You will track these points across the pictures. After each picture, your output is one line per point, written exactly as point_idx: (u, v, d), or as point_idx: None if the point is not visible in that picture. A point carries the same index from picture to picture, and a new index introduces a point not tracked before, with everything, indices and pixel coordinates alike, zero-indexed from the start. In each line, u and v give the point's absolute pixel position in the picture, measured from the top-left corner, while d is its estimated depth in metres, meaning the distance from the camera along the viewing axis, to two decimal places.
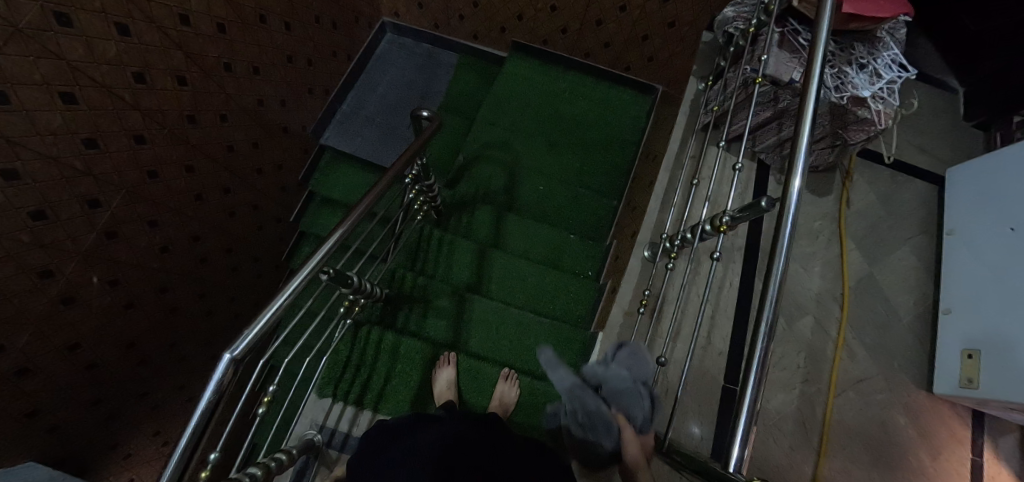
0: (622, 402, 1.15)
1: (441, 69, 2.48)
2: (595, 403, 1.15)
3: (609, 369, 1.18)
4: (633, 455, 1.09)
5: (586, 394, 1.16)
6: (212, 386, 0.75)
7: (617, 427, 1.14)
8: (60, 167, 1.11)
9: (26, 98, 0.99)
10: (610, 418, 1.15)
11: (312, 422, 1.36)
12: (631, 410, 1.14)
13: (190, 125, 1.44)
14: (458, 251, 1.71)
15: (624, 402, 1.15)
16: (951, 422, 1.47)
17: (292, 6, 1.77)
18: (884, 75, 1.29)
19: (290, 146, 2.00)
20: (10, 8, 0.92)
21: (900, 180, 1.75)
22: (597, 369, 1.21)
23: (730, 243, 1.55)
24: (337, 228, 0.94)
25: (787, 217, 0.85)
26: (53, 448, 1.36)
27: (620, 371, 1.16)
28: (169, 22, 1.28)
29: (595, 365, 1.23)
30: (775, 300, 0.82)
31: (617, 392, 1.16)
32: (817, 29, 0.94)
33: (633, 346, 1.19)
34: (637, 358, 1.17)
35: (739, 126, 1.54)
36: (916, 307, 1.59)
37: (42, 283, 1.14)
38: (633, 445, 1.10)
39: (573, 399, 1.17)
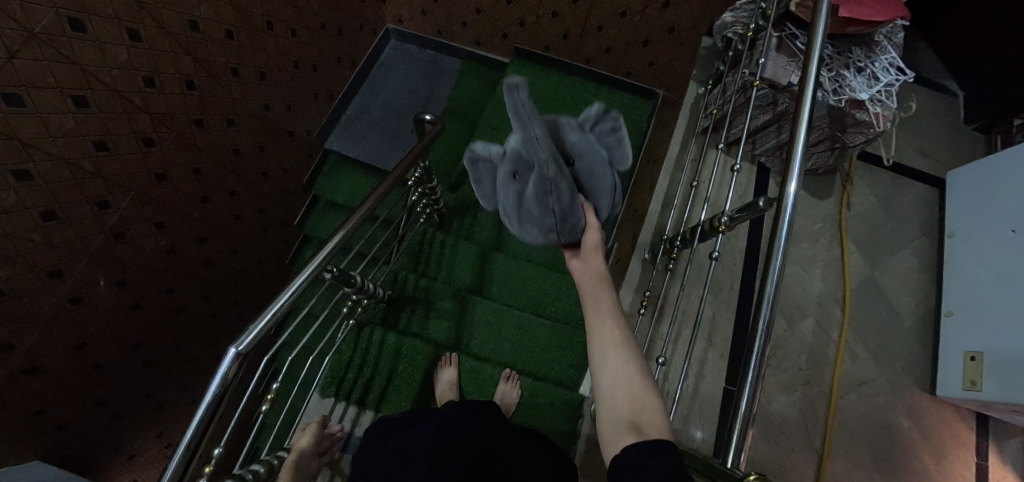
0: (594, 190, 0.79)
1: (444, 75, 2.51)
2: (569, 183, 0.73)
3: (586, 141, 0.80)
4: (593, 243, 0.77)
5: (562, 179, 0.73)
6: (217, 381, 0.76)
7: (585, 219, 0.78)
8: (71, 168, 1.13)
9: (38, 100, 1.02)
10: (581, 204, 0.76)
11: (316, 422, 1.38)
12: (603, 200, 0.80)
13: (197, 128, 1.46)
14: (460, 254, 1.73)
15: (600, 191, 0.79)
16: (955, 425, 1.46)
17: (298, 12, 1.81)
18: (881, 78, 1.31)
19: (295, 150, 2.03)
20: (26, 13, 0.95)
21: (900, 183, 1.75)
22: (570, 130, 0.80)
23: (730, 245, 1.56)
24: (340, 228, 0.96)
25: (784, 215, 0.86)
26: (58, 447, 1.37)
27: (598, 150, 0.80)
28: (178, 28, 1.31)
29: (569, 121, 0.81)
30: (773, 298, 0.83)
31: (593, 171, 0.79)
32: (813, 32, 0.95)
33: (618, 121, 0.83)
34: (621, 142, 0.83)
35: (738, 129, 1.56)
36: (918, 310, 1.59)
37: (51, 283, 1.17)
38: (594, 232, 0.78)
39: (550, 162, 0.71)
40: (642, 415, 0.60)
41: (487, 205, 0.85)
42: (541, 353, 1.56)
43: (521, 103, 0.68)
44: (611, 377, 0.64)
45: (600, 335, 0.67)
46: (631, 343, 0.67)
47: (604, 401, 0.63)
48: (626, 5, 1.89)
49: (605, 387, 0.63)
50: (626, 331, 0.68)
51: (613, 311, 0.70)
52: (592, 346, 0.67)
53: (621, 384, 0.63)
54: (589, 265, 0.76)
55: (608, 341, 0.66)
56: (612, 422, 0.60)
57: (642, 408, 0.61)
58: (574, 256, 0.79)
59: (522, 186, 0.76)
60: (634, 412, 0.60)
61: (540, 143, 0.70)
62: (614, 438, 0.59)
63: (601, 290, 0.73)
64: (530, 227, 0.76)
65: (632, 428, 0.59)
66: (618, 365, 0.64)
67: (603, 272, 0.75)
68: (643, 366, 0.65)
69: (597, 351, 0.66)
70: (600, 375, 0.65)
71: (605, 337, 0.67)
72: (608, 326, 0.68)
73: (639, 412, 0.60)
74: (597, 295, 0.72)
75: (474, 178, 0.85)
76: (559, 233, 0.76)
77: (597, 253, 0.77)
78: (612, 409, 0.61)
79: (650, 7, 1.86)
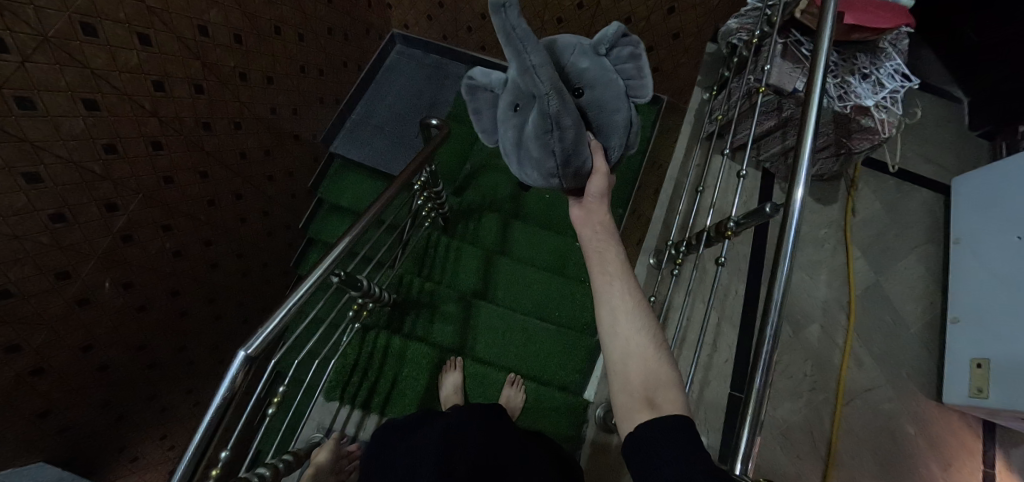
0: (604, 123, 0.79)
1: (449, 80, 2.53)
2: (578, 115, 0.70)
3: (601, 68, 0.79)
4: (598, 191, 0.77)
5: (566, 115, 0.68)
6: (226, 383, 0.76)
7: (591, 157, 0.76)
8: (80, 171, 1.14)
9: (49, 103, 1.03)
10: (587, 141, 0.74)
11: (319, 426, 1.38)
12: (613, 137, 0.79)
13: (205, 132, 1.47)
14: (465, 258, 1.74)
15: (611, 127, 0.79)
16: (961, 432, 1.46)
17: (306, 17, 1.82)
18: (886, 84, 1.31)
19: (301, 153, 2.04)
20: (40, 17, 0.97)
21: (905, 189, 1.75)
22: (584, 56, 0.79)
23: (735, 250, 1.56)
24: (347, 233, 0.96)
25: (791, 222, 0.86)
26: (62, 448, 1.37)
27: (613, 79, 0.79)
28: (188, 32, 1.33)
29: (585, 45, 0.81)
30: (780, 304, 0.83)
31: (605, 102, 0.78)
32: (819, 38, 0.96)
33: (637, 49, 0.82)
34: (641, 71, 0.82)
35: (744, 135, 1.56)
36: (923, 316, 1.59)
37: (58, 284, 1.17)
38: (601, 177, 0.76)
39: (552, 95, 0.67)
40: (656, 389, 0.63)
41: (486, 136, 0.91)
42: (546, 358, 1.56)
43: (506, 36, 0.65)
44: (623, 344, 0.66)
45: (611, 302, 0.69)
46: (641, 310, 0.69)
47: (618, 372, 0.65)
48: (630, 11, 1.90)
49: (619, 356, 0.65)
50: (636, 295, 0.70)
51: (623, 273, 0.71)
52: (603, 312, 0.69)
53: (635, 355, 0.65)
54: (592, 214, 0.78)
55: (621, 307, 0.68)
56: (628, 396, 0.63)
57: (656, 381, 0.63)
58: (579, 203, 0.80)
59: (526, 118, 0.75)
60: (650, 387, 0.63)
61: (541, 71, 0.66)
62: (629, 413, 0.62)
63: (609, 251, 0.74)
64: (532, 167, 0.75)
65: (647, 402, 0.62)
66: (631, 334, 0.66)
67: (607, 223, 0.77)
68: (655, 334, 0.67)
69: (608, 318, 0.68)
70: (611, 342, 0.67)
71: (616, 304, 0.68)
72: (618, 291, 0.70)
73: (655, 386, 0.63)
74: (605, 254, 0.74)
75: (474, 108, 0.91)
76: (562, 173, 0.74)
77: (601, 202, 0.78)
78: (627, 383, 0.64)
79: (655, 13, 1.87)
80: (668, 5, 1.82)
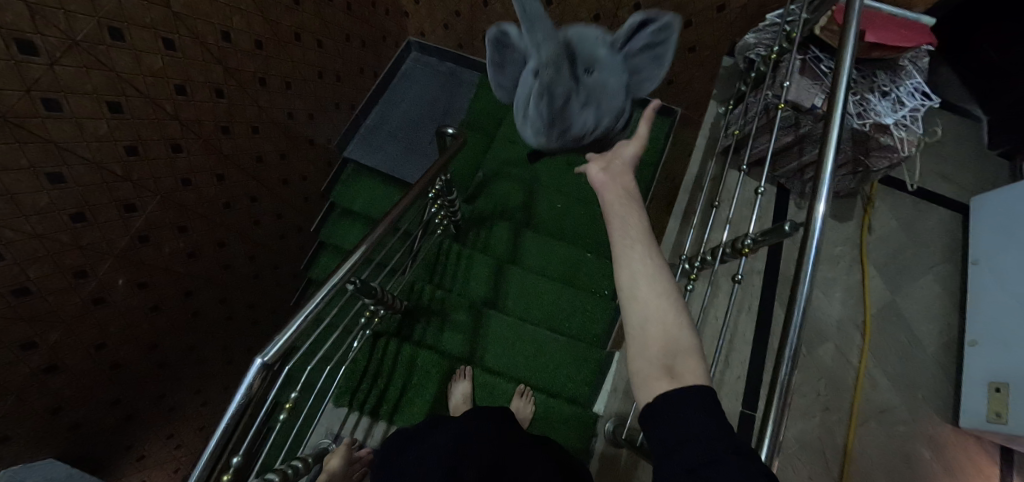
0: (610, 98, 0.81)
1: (464, 88, 2.55)
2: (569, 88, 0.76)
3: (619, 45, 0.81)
4: (627, 159, 0.73)
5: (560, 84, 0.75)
6: (242, 390, 0.77)
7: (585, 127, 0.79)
8: (102, 173, 1.15)
9: (75, 106, 1.05)
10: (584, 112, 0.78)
11: (327, 431, 1.39)
12: (604, 118, 0.79)
13: (224, 135, 1.49)
14: (476, 266, 1.74)
15: (605, 106, 0.79)
16: (978, 457, 1.42)
17: (325, 25, 1.84)
18: (906, 103, 1.30)
19: (315, 157, 2.06)
20: (70, 22, 0.99)
21: (922, 208, 1.73)
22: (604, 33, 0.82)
23: (750, 266, 1.55)
24: (363, 241, 0.96)
25: (811, 242, 0.85)
26: (72, 445, 1.38)
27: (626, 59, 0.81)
28: (211, 37, 1.35)
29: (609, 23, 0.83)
30: (800, 325, 0.81)
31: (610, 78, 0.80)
32: (841, 56, 0.95)
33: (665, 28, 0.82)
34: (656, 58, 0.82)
35: (761, 149, 1.55)
36: (940, 337, 1.56)
37: (76, 283, 1.19)
38: (635, 142, 0.74)
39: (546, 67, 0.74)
40: (676, 356, 0.57)
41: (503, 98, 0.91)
42: (555, 369, 1.56)
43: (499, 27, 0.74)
44: (643, 314, 0.60)
45: (630, 264, 0.62)
46: (664, 274, 0.62)
47: (635, 337, 0.59)
48: None
49: (636, 321, 0.59)
50: (659, 258, 0.63)
51: (644, 235, 0.64)
52: (622, 274, 0.62)
53: (655, 320, 0.59)
54: (616, 180, 0.70)
55: (642, 273, 0.61)
56: (645, 364, 0.58)
57: (676, 348, 0.58)
58: (603, 168, 0.72)
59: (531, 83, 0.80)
60: (670, 354, 0.57)
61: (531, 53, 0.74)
62: (647, 382, 0.57)
63: (632, 215, 0.66)
64: (529, 126, 0.81)
65: (667, 369, 0.57)
66: (651, 299, 0.60)
67: (631, 189, 0.69)
68: (677, 299, 0.61)
69: (627, 281, 0.61)
70: (629, 305, 0.61)
71: (637, 270, 0.61)
72: (639, 255, 0.62)
73: (676, 353, 0.58)
74: (627, 218, 0.66)
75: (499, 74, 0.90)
76: (554, 136, 0.79)
77: (627, 171, 0.71)
78: (645, 351, 0.58)
79: None
80: (684, 19, 1.83)
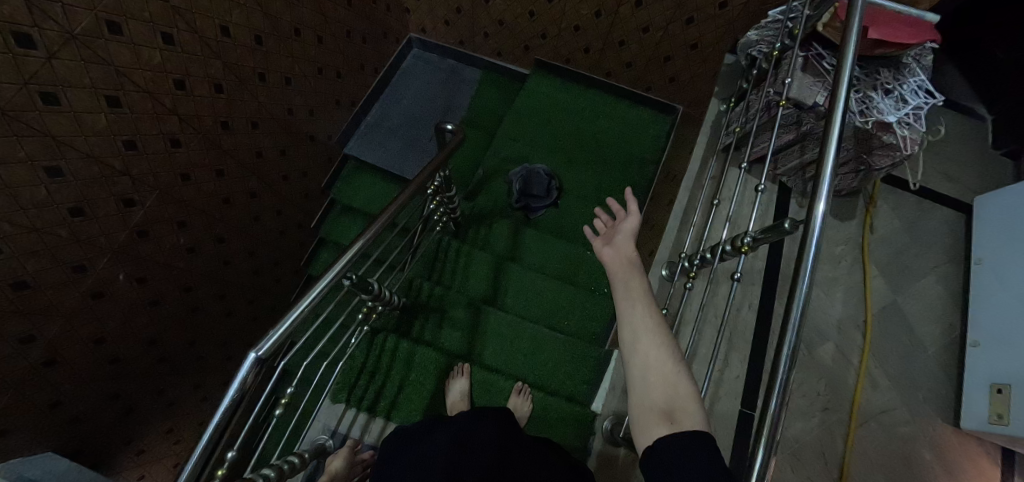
0: None
1: (464, 85, 2.55)
2: None
3: None
4: (625, 230, 0.87)
5: None
6: (236, 385, 0.76)
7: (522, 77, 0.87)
8: (100, 167, 1.15)
9: (74, 100, 1.05)
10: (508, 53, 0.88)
11: (325, 427, 1.37)
12: None
13: (223, 130, 1.49)
14: (475, 263, 1.74)
15: None
16: (979, 459, 1.41)
17: (325, 20, 1.84)
18: (910, 101, 1.28)
19: (316, 154, 2.06)
20: (67, 15, 0.98)
21: (924, 207, 1.72)
22: None
23: (750, 265, 1.54)
24: (361, 235, 0.95)
25: (811, 240, 0.84)
26: (71, 439, 1.38)
27: None
28: (210, 32, 1.34)
29: None
30: (798, 324, 0.80)
31: None
32: (843, 51, 0.94)
33: None
34: None
35: (762, 148, 1.54)
36: (941, 338, 1.55)
37: (74, 277, 1.19)
38: (632, 216, 0.88)
39: None
40: (676, 402, 0.62)
41: None
42: (554, 367, 1.56)
43: None
44: (643, 360, 0.66)
45: (632, 318, 0.71)
46: (662, 328, 0.70)
47: (638, 386, 0.65)
48: (648, 20, 1.90)
49: (638, 369, 0.66)
50: (658, 314, 0.71)
51: (644, 295, 0.74)
52: (625, 328, 0.70)
53: (654, 368, 0.65)
54: (618, 252, 0.84)
55: (641, 325, 0.69)
56: (645, 408, 0.62)
57: (675, 394, 0.63)
58: (607, 244, 0.87)
59: None
60: (669, 400, 0.62)
61: None
62: (648, 427, 0.61)
63: (631, 277, 0.77)
64: None
65: (665, 413, 0.61)
66: (650, 349, 0.67)
67: (631, 258, 0.83)
68: (675, 350, 0.67)
69: (630, 332, 0.69)
70: (632, 356, 0.67)
71: (636, 323, 0.70)
72: (639, 310, 0.71)
73: (675, 399, 0.62)
74: (628, 282, 0.77)
75: None
76: None
77: (626, 242, 0.85)
78: (646, 393, 0.63)
79: (673, 24, 1.86)
80: (686, 16, 1.82)
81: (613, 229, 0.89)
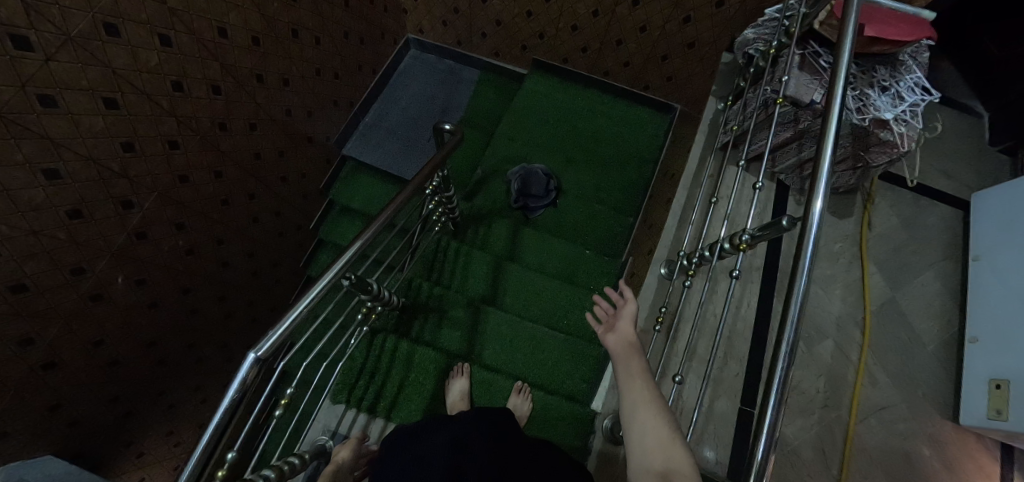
0: None
1: (462, 85, 2.55)
2: None
3: None
4: (625, 314, 1.01)
5: None
6: (235, 385, 0.77)
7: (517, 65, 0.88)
8: (98, 169, 1.15)
9: (71, 102, 1.05)
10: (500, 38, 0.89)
11: (325, 428, 1.37)
12: None
13: (221, 132, 1.49)
14: (475, 263, 1.74)
15: None
16: (978, 454, 1.41)
17: (322, 21, 1.84)
18: (906, 98, 1.28)
19: (314, 155, 2.06)
20: (64, 17, 0.98)
21: (923, 204, 1.72)
22: None
23: (748, 263, 1.54)
24: (360, 235, 0.95)
25: (809, 237, 0.85)
26: (70, 442, 1.38)
27: None
28: (207, 33, 1.34)
29: None
30: (797, 321, 0.80)
31: None
32: (839, 49, 0.94)
33: None
34: None
35: (760, 146, 1.54)
36: (940, 334, 1.55)
37: (73, 280, 1.18)
38: (629, 303, 1.03)
39: None
40: (671, 463, 0.73)
41: None
42: (554, 366, 1.56)
43: None
44: (642, 429, 0.78)
45: (633, 395, 0.84)
46: (658, 400, 0.82)
47: (638, 451, 0.76)
48: (646, 19, 1.90)
49: (638, 436, 0.77)
50: (655, 391, 0.84)
51: (643, 375, 0.88)
52: (625, 402, 0.83)
53: (651, 434, 0.77)
54: (622, 338, 0.97)
55: (639, 400, 0.82)
56: (645, 469, 0.73)
57: (670, 456, 0.74)
58: (611, 331, 1.00)
59: None
60: (665, 461, 0.73)
61: None
62: None
63: (633, 360, 0.92)
64: None
65: (661, 474, 0.72)
66: (649, 419, 0.79)
67: (633, 342, 0.96)
68: (669, 418, 0.79)
69: (630, 408, 0.82)
70: (633, 427, 0.79)
71: (636, 399, 0.83)
72: (638, 388, 0.85)
73: (670, 460, 0.73)
74: (630, 363, 0.91)
75: None
76: None
77: (628, 328, 0.99)
78: (645, 458, 0.74)
79: (670, 23, 1.87)
80: (684, 14, 1.82)
81: (614, 316, 1.03)
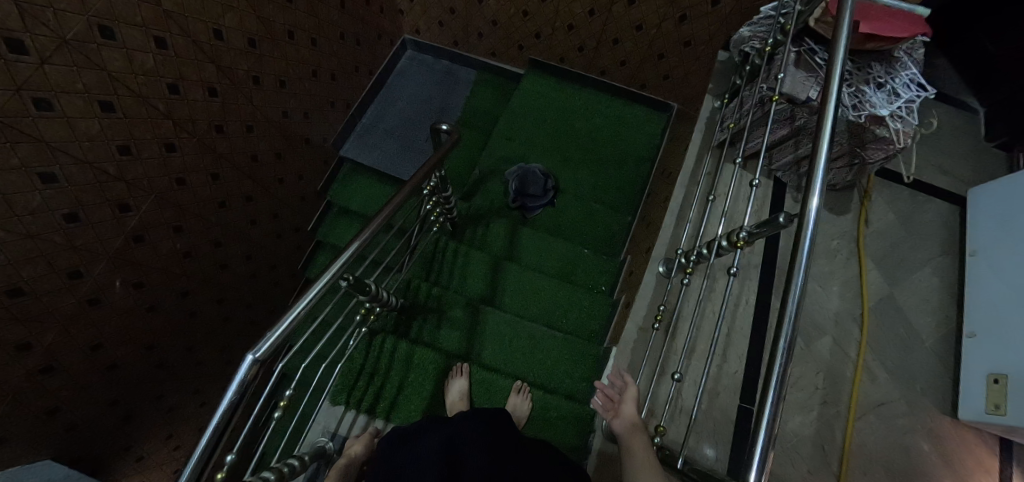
0: None
1: (459, 85, 2.55)
2: None
3: None
4: (625, 394, 1.22)
5: None
6: (234, 387, 0.77)
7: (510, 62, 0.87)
8: (95, 172, 1.15)
9: (67, 105, 1.05)
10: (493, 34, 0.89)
11: (325, 430, 1.36)
12: None
13: (218, 134, 1.49)
14: (473, 263, 1.74)
15: None
16: (977, 449, 1.42)
17: (318, 22, 1.84)
18: (902, 94, 1.29)
19: (311, 156, 2.06)
20: (59, 20, 0.98)
21: (919, 200, 1.73)
22: None
23: (746, 260, 1.55)
24: (358, 236, 0.95)
25: (806, 233, 0.85)
26: (69, 446, 1.38)
27: None
28: (203, 35, 1.34)
29: None
30: (795, 317, 0.81)
31: None
32: (834, 47, 0.95)
33: None
34: None
35: (757, 143, 1.54)
36: (938, 329, 1.56)
37: (70, 283, 1.18)
38: (628, 383, 1.23)
39: None
40: None
41: None
42: (553, 365, 1.56)
43: None
44: None
45: (634, 466, 1.04)
46: (654, 470, 1.02)
47: None
48: (642, 18, 1.90)
49: None
50: (652, 463, 1.04)
51: (643, 449, 1.08)
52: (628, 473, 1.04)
53: None
54: (623, 414, 1.18)
55: (639, 470, 1.03)
56: None
57: None
58: (614, 409, 1.21)
59: None
60: None
61: None
62: None
63: (634, 434, 1.13)
64: None
65: None
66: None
67: (633, 419, 1.16)
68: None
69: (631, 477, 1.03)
70: None
71: (637, 470, 1.03)
72: (637, 461, 1.05)
73: None
74: (633, 438, 1.12)
75: None
76: None
77: (628, 407, 1.19)
78: None
79: (666, 21, 1.87)
80: (679, 13, 1.82)
81: (617, 393, 1.24)
